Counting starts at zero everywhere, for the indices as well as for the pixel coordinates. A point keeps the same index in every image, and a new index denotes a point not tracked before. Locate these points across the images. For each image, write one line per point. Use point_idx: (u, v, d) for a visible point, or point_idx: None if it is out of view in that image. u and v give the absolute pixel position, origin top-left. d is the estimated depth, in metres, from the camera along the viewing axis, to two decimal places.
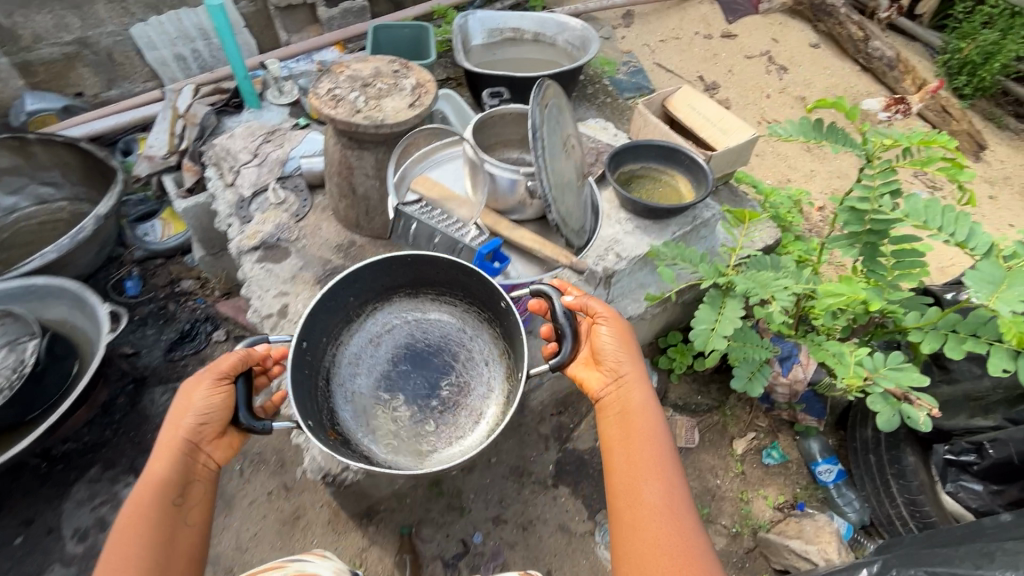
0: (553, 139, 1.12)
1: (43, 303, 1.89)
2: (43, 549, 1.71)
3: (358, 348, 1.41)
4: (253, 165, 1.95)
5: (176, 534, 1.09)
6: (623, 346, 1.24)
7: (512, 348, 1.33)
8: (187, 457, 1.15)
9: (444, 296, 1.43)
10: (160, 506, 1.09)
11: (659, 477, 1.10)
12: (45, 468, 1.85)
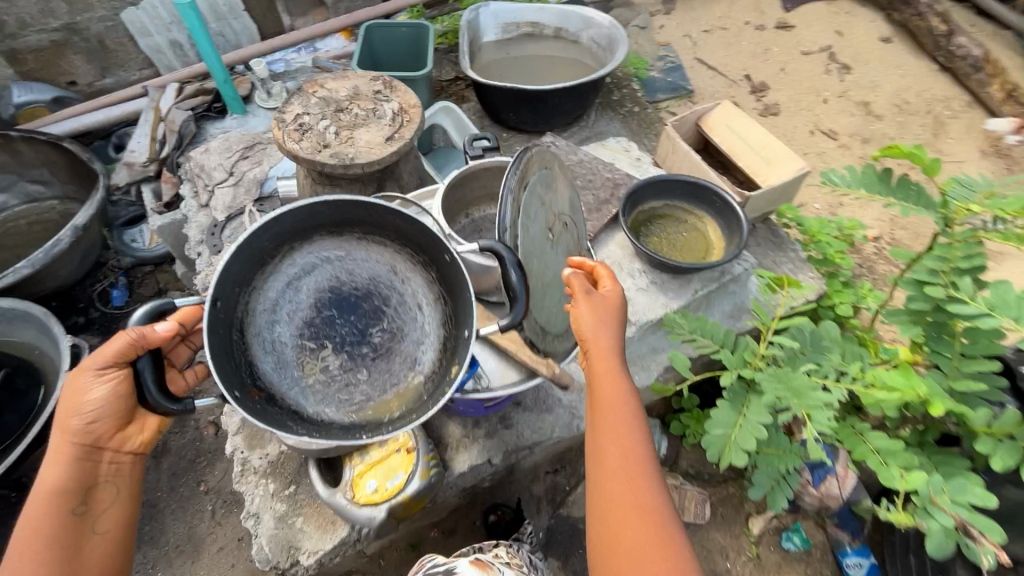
0: (531, 231, 0.87)
1: (9, 327, 1.77)
2: None
3: (275, 292, 0.99)
4: (228, 185, 1.76)
5: (83, 548, 0.95)
6: (599, 310, 0.91)
7: (454, 297, 1.01)
8: (89, 462, 0.98)
9: (374, 235, 1.04)
10: (58, 522, 0.93)
11: (627, 455, 0.83)
12: (14, 498, 1.78)
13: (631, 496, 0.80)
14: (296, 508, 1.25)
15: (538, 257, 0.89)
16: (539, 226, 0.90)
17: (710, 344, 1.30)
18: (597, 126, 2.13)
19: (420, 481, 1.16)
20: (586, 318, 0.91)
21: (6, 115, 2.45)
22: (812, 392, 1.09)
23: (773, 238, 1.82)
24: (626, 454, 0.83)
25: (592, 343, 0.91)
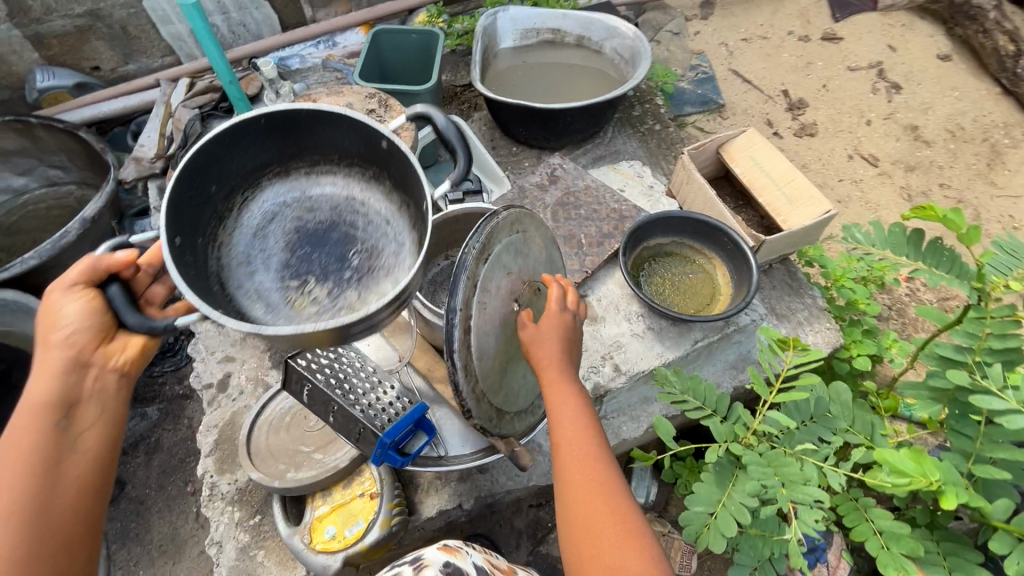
0: (489, 307, 0.80)
1: (14, 318, 1.82)
2: None
3: (245, 244, 1.00)
4: None
5: (64, 470, 0.86)
6: (552, 330, 0.85)
7: (408, 182, 0.94)
8: (73, 377, 0.91)
9: (319, 163, 1.03)
10: (39, 443, 0.85)
11: (588, 460, 0.82)
12: None
13: (598, 501, 0.79)
14: (259, 540, 1.23)
15: (495, 332, 0.82)
16: (502, 298, 0.84)
17: (701, 408, 1.20)
18: (613, 143, 2.01)
19: (379, 531, 1.11)
20: (536, 337, 0.84)
21: (31, 98, 2.50)
22: (803, 482, 0.99)
23: (790, 280, 1.69)
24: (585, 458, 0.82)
25: (541, 358, 0.84)
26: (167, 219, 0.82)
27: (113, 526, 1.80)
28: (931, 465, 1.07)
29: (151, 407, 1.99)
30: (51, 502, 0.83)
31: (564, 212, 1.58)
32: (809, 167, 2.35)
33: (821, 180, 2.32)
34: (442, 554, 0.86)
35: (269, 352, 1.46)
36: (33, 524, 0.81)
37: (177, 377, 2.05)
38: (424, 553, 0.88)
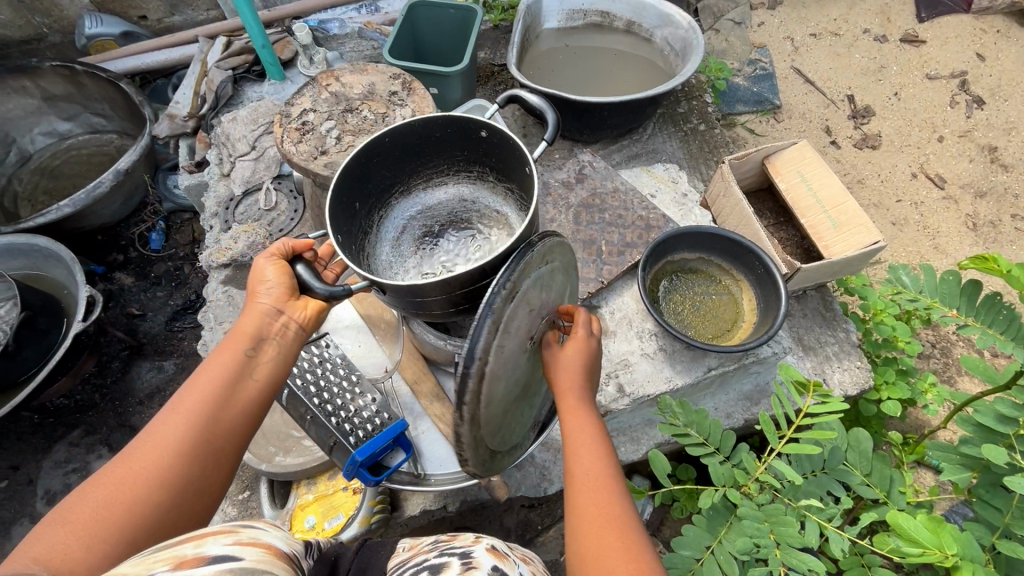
0: (507, 347, 0.73)
1: (47, 263, 1.88)
2: (21, 498, 1.83)
3: (386, 253, 1.16)
4: (249, 159, 1.75)
5: (233, 401, 0.79)
6: (572, 357, 0.85)
7: (511, 172, 1.05)
8: (269, 317, 0.84)
9: (433, 177, 1.16)
10: (224, 366, 0.80)
11: (600, 490, 0.76)
12: (38, 419, 1.93)
13: (610, 533, 0.72)
14: (247, 515, 1.25)
15: (506, 374, 0.76)
16: (520, 336, 0.77)
17: (702, 443, 1.14)
18: (652, 141, 1.90)
19: (358, 527, 1.11)
20: (558, 362, 0.85)
21: (79, 44, 2.53)
22: (797, 546, 0.92)
23: (823, 310, 1.57)
24: (598, 485, 0.76)
25: (562, 384, 0.85)
26: (329, 222, 0.92)
27: None
28: (950, 536, 0.93)
29: (167, 361, 2.04)
30: (216, 429, 0.77)
31: (588, 215, 1.49)
32: (865, 182, 2.16)
33: (877, 198, 2.13)
34: (490, 557, 0.62)
35: None
36: (194, 445, 0.75)
37: (195, 334, 2.10)
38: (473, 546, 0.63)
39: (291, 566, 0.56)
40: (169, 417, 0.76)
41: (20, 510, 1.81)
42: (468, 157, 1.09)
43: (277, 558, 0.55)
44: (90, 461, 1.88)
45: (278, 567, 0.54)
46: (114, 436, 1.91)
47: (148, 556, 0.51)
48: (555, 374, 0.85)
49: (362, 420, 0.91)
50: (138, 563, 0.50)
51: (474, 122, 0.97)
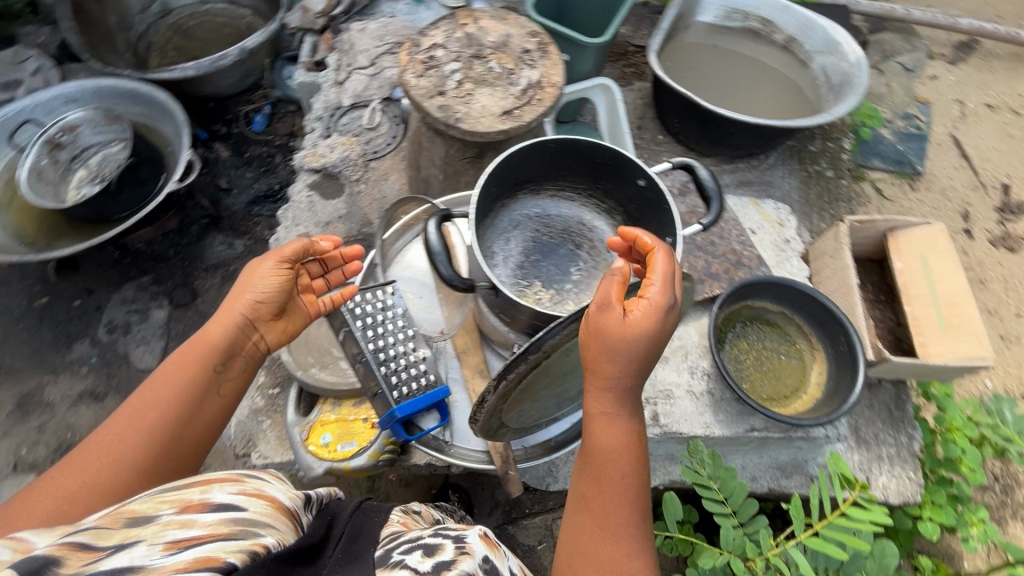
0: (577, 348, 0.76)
1: (160, 118, 1.98)
2: (87, 320, 2.01)
3: (491, 239, 1.10)
4: (365, 74, 1.75)
5: (198, 407, 0.86)
6: (621, 346, 0.71)
7: (643, 224, 1.01)
8: (243, 332, 0.91)
9: (564, 189, 1.11)
10: (194, 378, 0.86)
11: (609, 533, 0.75)
12: (118, 256, 2.10)
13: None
14: (270, 411, 1.31)
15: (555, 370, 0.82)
16: None
17: (721, 502, 1.09)
18: (769, 173, 1.77)
19: (367, 459, 1.15)
20: (600, 344, 0.72)
21: None
22: None
23: (893, 408, 1.44)
24: (612, 524, 0.76)
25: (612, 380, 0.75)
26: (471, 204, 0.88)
27: (175, 330, 2.00)
28: None
29: (239, 240, 2.15)
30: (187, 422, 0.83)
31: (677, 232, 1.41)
32: (988, 284, 1.94)
33: (994, 305, 1.91)
34: (481, 544, 0.74)
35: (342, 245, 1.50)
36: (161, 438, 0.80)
37: (268, 223, 2.18)
38: (468, 532, 0.75)
39: (292, 520, 0.69)
40: (126, 425, 0.79)
41: (84, 331, 2.00)
42: (611, 190, 1.05)
43: (277, 513, 0.67)
44: (151, 307, 2.03)
45: (277, 522, 0.66)
46: (176, 292, 2.05)
47: (163, 495, 0.64)
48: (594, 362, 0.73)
49: (409, 377, 0.93)
50: (151, 499, 0.63)
51: (637, 168, 0.92)
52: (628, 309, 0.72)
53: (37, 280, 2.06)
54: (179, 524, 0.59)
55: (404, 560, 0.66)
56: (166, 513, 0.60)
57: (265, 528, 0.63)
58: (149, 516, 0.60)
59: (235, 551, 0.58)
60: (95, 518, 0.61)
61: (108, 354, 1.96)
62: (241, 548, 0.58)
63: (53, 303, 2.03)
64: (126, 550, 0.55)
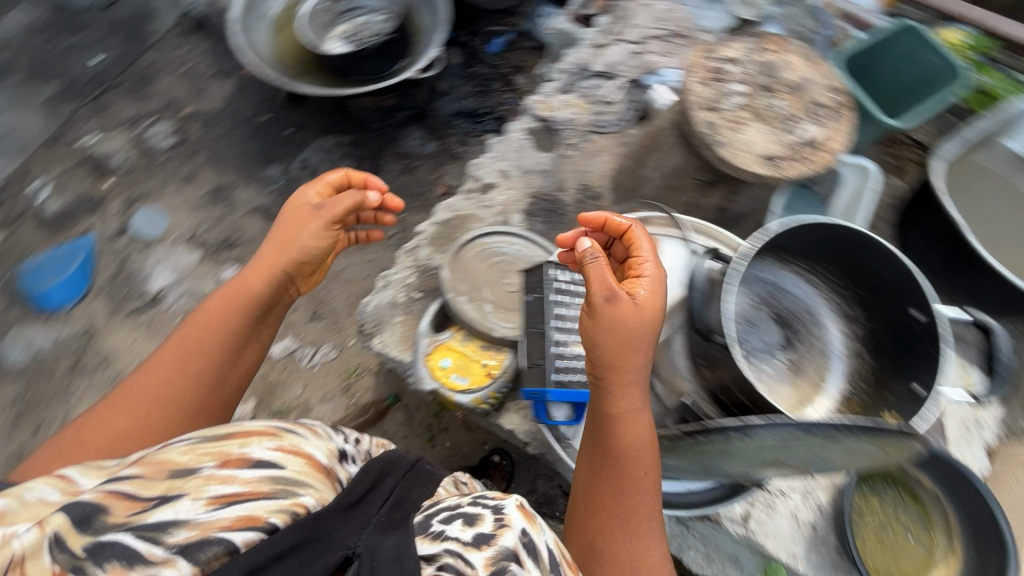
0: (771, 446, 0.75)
1: (425, 9, 2.07)
2: (288, 149, 2.25)
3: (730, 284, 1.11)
4: (626, 48, 1.72)
5: (245, 348, 1.09)
6: (642, 329, 0.91)
7: (884, 351, 1.05)
8: (282, 286, 1.15)
9: (814, 272, 1.13)
10: (240, 324, 1.07)
11: (630, 527, 0.90)
12: (333, 108, 2.31)
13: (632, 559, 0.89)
14: (405, 310, 1.40)
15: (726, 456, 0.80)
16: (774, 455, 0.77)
17: None
18: None
19: (469, 400, 1.21)
20: (619, 330, 0.90)
21: None
22: None
23: None
24: (636, 522, 0.90)
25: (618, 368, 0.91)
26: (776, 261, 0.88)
27: None
28: None
29: (432, 142, 2.28)
30: (226, 368, 1.04)
31: None
32: None
33: None
34: (521, 520, 0.78)
35: (531, 198, 1.53)
36: (207, 376, 1.01)
37: (462, 140, 2.29)
38: (506, 503, 0.80)
39: (327, 476, 0.80)
40: (177, 366, 1.00)
41: (281, 156, 2.24)
42: (865, 302, 1.09)
43: (312, 472, 0.78)
44: (339, 163, 2.23)
45: (314, 479, 0.77)
46: (363, 161, 2.23)
47: (203, 448, 0.74)
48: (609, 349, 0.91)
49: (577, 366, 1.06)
50: (192, 449, 0.74)
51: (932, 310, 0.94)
52: (636, 291, 0.93)
53: (267, 97, 2.33)
54: (221, 479, 0.70)
55: (444, 530, 0.75)
56: (207, 466, 0.71)
57: (303, 485, 0.74)
58: (192, 470, 0.71)
59: (275, 510, 0.69)
60: (141, 465, 0.72)
61: (291, 185, 2.19)
62: (283, 506, 0.70)
63: (270, 122, 2.29)
64: (172, 502, 0.66)
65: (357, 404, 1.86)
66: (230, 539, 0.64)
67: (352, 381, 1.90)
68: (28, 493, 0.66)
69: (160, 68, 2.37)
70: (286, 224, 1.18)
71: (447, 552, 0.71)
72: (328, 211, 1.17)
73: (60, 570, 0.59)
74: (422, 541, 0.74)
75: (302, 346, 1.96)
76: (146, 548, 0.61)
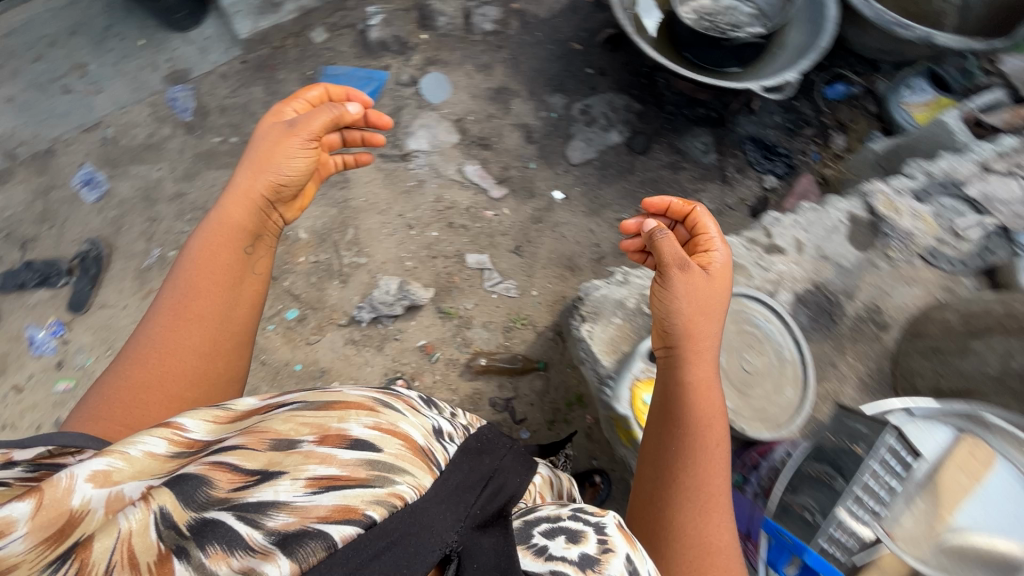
0: None
1: (806, 25, 1.83)
2: (578, 87, 2.21)
3: None
4: (1014, 186, 1.43)
5: (244, 281, 1.12)
6: (712, 295, 1.05)
7: None
8: (265, 213, 1.18)
9: None
10: (231, 259, 1.10)
11: (705, 493, 0.95)
12: (642, 70, 2.22)
13: (711, 525, 0.94)
14: (627, 316, 1.35)
15: None
16: None
17: None
18: None
19: None
20: (696, 298, 1.03)
21: None
22: None
23: None
24: (708, 499, 0.95)
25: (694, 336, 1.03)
26: None
27: (603, 159, 2.13)
28: None
29: (712, 154, 2.13)
30: (232, 301, 1.09)
31: None
32: None
33: None
34: (626, 545, 0.78)
35: (813, 284, 1.36)
36: (217, 320, 1.05)
37: (741, 167, 2.13)
38: (607, 521, 0.80)
39: (427, 462, 0.71)
40: (179, 323, 1.02)
41: (569, 91, 2.21)
42: None
43: (412, 456, 0.69)
44: (616, 125, 2.16)
45: (416, 465, 0.68)
46: (639, 135, 2.14)
47: (304, 418, 0.71)
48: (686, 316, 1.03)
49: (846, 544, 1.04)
50: (291, 418, 0.71)
51: None
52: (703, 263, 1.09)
53: (588, 31, 2.29)
54: (321, 458, 0.65)
55: (548, 545, 0.74)
56: (307, 442, 0.67)
57: (403, 470, 0.66)
58: (294, 443, 0.67)
59: (374, 501, 0.61)
60: (245, 434, 0.69)
61: (563, 121, 2.17)
62: (380, 497, 0.62)
63: (578, 54, 2.26)
64: (272, 481, 0.62)
65: (509, 349, 1.90)
66: (329, 533, 0.58)
67: (516, 326, 1.93)
68: (133, 450, 0.67)
69: None
70: (264, 143, 1.18)
71: (556, 573, 0.70)
72: (307, 125, 1.19)
73: (166, 548, 0.57)
74: (529, 555, 0.72)
75: (493, 269, 2.00)
76: (248, 532, 0.58)
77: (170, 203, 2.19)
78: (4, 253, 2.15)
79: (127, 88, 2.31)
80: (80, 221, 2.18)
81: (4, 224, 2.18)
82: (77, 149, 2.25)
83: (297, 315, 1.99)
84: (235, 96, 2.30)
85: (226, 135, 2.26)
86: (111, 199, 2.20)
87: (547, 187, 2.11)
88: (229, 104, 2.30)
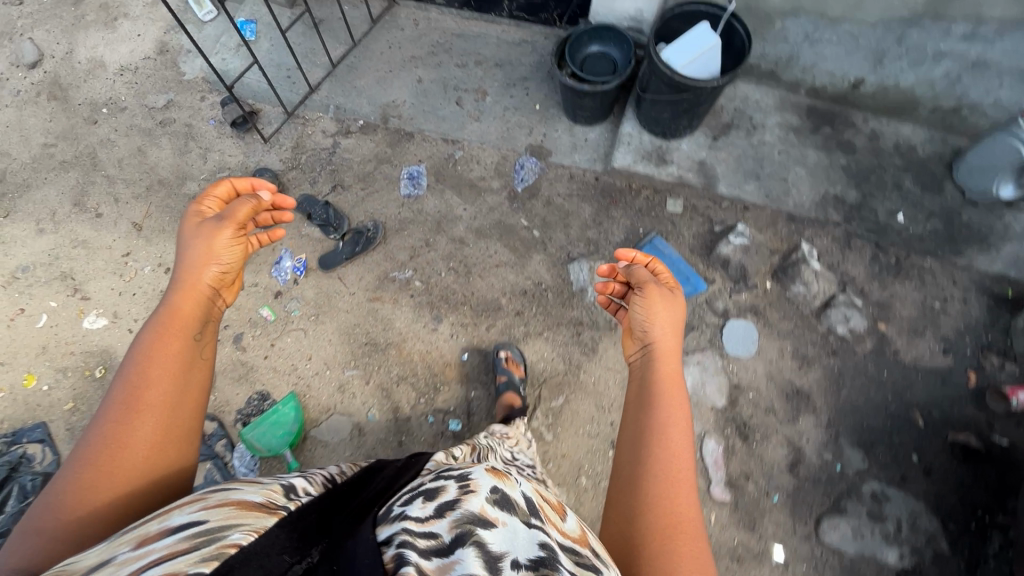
0: None
1: None
2: (887, 464, 1.78)
3: None
4: None
5: (194, 365, 1.03)
6: (677, 306, 1.29)
7: None
8: (208, 305, 1.18)
9: None
10: (179, 347, 1.03)
11: (680, 441, 1.05)
12: (980, 512, 1.70)
13: (686, 481, 1.01)
14: None
15: None
16: None
17: None
18: None
19: None
20: (661, 302, 1.27)
21: None
22: None
23: None
24: (675, 457, 1.03)
25: (655, 323, 1.25)
26: None
27: (856, 563, 1.66)
28: None
29: None
30: (188, 381, 1.00)
31: None
32: None
33: None
34: (489, 482, 0.85)
35: None
36: (165, 411, 0.94)
37: None
38: (474, 472, 0.87)
39: (266, 512, 0.72)
40: (123, 425, 0.89)
41: (873, 459, 1.78)
42: None
43: (245, 512, 0.70)
44: (899, 541, 1.67)
45: (248, 517, 0.69)
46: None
47: (121, 541, 0.67)
48: (657, 324, 1.26)
49: None
50: (107, 547, 0.66)
51: None
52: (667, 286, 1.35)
53: (942, 413, 1.83)
54: (136, 558, 0.62)
55: (405, 510, 0.77)
56: (126, 551, 0.64)
57: (235, 527, 0.66)
58: (105, 563, 0.63)
59: (201, 560, 0.59)
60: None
61: (841, 483, 1.76)
62: (207, 551, 0.60)
63: (912, 429, 1.82)
64: None
65: None
66: None
67: None
68: None
69: (921, 278, 2.03)
70: (192, 250, 1.21)
71: (405, 530, 0.72)
72: (234, 218, 1.27)
73: None
74: (384, 526, 0.74)
75: None
76: None
77: (448, 244, 2.24)
78: (320, 182, 2.40)
79: (497, 132, 2.43)
80: (381, 202, 2.34)
81: (338, 162, 2.43)
82: (426, 148, 2.43)
83: (456, 430, 1.92)
84: (566, 200, 2.28)
85: (532, 226, 2.25)
86: (414, 205, 2.33)
87: (772, 534, 1.70)
88: (556, 202, 2.28)
